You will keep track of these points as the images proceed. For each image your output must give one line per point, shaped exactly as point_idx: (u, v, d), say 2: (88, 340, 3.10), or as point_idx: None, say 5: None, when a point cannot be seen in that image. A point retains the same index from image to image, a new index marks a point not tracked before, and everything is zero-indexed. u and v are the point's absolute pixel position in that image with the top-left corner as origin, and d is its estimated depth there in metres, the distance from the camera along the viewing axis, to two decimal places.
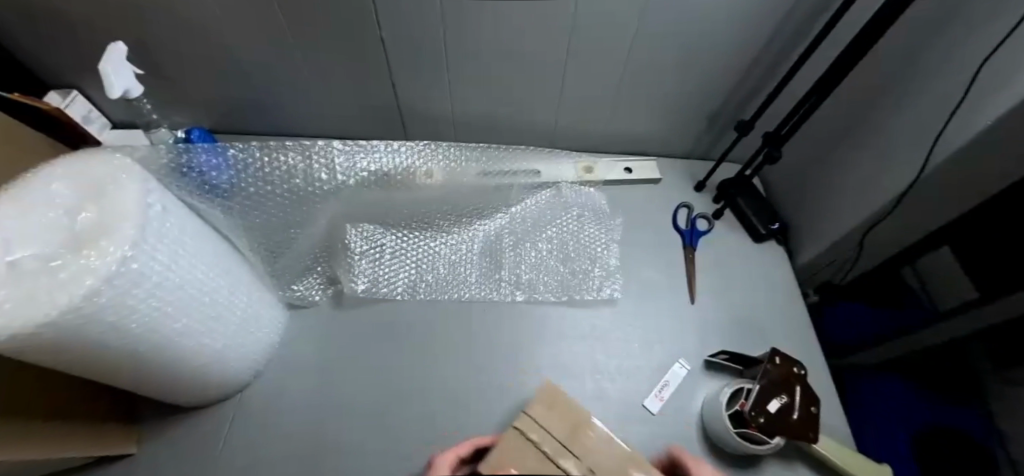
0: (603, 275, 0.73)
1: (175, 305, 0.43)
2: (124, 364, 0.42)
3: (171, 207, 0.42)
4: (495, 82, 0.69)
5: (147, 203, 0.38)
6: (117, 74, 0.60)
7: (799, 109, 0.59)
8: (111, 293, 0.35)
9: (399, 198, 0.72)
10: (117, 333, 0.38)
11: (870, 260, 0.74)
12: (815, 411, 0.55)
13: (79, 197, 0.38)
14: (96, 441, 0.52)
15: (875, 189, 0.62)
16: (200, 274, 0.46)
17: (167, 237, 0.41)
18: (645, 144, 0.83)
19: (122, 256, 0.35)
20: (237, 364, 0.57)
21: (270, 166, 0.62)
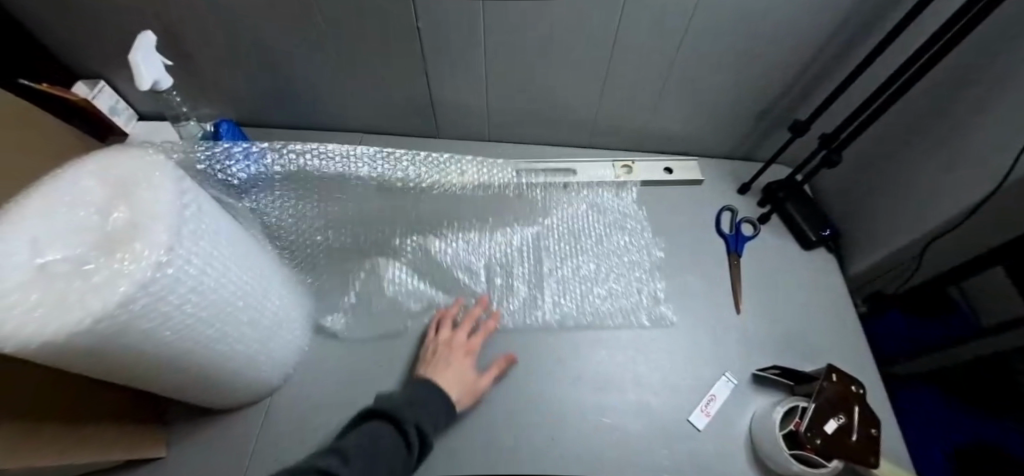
0: (650, 304, 0.68)
1: (207, 310, 0.41)
2: (152, 368, 0.40)
3: (206, 207, 0.40)
4: (533, 75, 0.65)
5: (181, 204, 0.36)
6: (147, 64, 0.57)
7: (867, 107, 0.55)
8: (145, 298, 0.33)
9: (431, 205, 0.71)
10: (151, 337, 0.36)
11: (929, 272, 0.69)
12: (876, 433, 0.51)
13: (110, 195, 0.36)
14: (127, 444, 0.52)
15: (950, 195, 0.57)
16: (233, 277, 0.44)
17: (202, 239, 0.38)
18: (687, 142, 0.78)
19: (158, 261, 0.33)
20: (266, 367, 0.55)
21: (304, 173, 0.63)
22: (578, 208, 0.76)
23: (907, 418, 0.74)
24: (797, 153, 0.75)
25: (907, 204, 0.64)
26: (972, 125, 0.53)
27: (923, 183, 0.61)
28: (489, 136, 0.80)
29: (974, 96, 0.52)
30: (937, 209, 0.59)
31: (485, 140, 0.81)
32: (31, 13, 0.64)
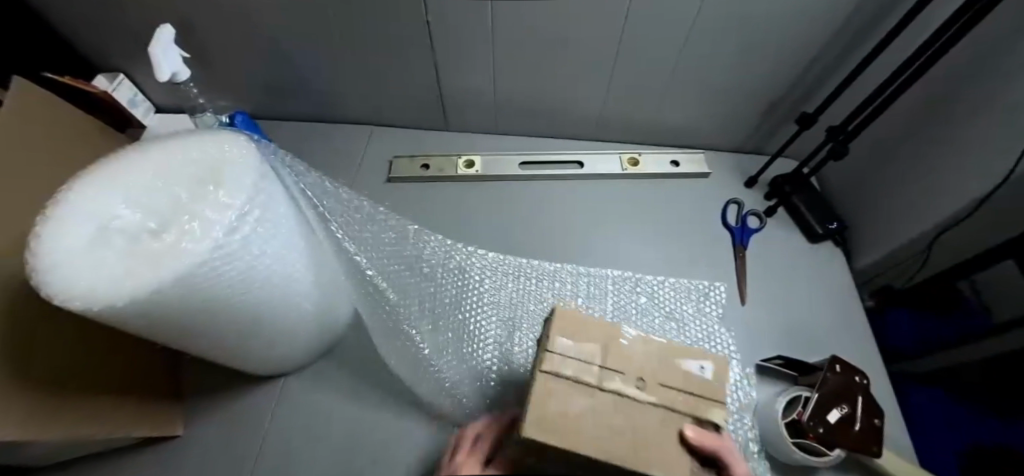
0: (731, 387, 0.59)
1: (266, 290, 0.43)
2: (206, 335, 0.42)
3: (268, 196, 0.40)
4: (541, 69, 0.66)
5: (251, 193, 0.38)
6: (165, 58, 0.59)
7: (874, 100, 0.55)
8: (200, 276, 0.34)
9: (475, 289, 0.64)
10: (206, 309, 0.38)
11: (934, 268, 0.68)
12: (879, 423, 0.52)
13: (184, 170, 0.38)
14: (148, 420, 0.55)
15: (958, 189, 0.57)
16: (295, 268, 0.46)
17: (269, 225, 0.40)
18: (694, 136, 0.78)
19: (219, 240, 0.35)
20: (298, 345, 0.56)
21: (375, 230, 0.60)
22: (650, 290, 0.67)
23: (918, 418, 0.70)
24: (805, 146, 0.75)
25: (914, 199, 0.64)
26: (980, 116, 0.53)
27: (930, 176, 0.61)
28: (497, 129, 0.81)
29: (980, 88, 0.52)
30: (945, 203, 0.59)
31: (493, 133, 0.81)
32: (54, 8, 0.66)
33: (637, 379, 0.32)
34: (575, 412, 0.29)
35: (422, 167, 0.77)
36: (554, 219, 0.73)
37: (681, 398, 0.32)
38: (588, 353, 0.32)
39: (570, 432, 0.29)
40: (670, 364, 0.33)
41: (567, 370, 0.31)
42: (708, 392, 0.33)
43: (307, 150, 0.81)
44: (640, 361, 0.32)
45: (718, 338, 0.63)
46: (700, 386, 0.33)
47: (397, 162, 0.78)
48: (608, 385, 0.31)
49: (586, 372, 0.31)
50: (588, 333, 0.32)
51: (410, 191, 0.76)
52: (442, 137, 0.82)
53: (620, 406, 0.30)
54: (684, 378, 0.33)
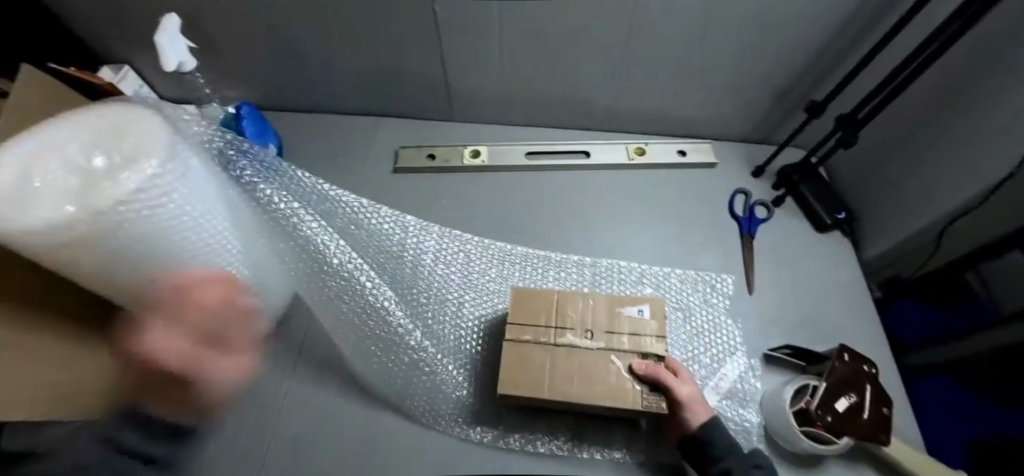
0: (739, 377, 0.60)
1: (185, 261, 0.43)
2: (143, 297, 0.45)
3: (193, 167, 0.42)
4: (547, 58, 0.65)
5: (164, 165, 0.38)
6: (172, 48, 0.59)
7: (886, 86, 0.54)
8: (109, 220, 0.36)
9: (461, 275, 0.67)
10: (131, 264, 0.40)
11: (941, 259, 0.68)
12: (887, 412, 0.52)
13: (103, 135, 0.39)
14: None
15: (970, 178, 0.56)
16: (226, 242, 0.47)
17: (191, 194, 0.41)
18: (702, 126, 0.78)
19: (111, 205, 0.35)
20: (242, 316, 0.54)
21: (331, 208, 0.66)
22: (659, 277, 0.68)
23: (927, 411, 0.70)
24: (813, 135, 0.74)
25: (923, 189, 0.64)
26: (993, 103, 0.52)
27: (940, 165, 0.60)
28: (504, 120, 0.80)
29: (994, 75, 0.51)
30: (955, 191, 0.59)
31: (499, 123, 0.81)
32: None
33: (586, 333, 0.50)
34: (542, 357, 0.48)
35: (428, 157, 0.77)
36: (559, 209, 0.73)
37: (623, 340, 0.50)
38: (540, 313, 0.51)
39: (534, 375, 0.48)
40: (614, 313, 0.51)
41: (521, 326, 0.50)
42: (643, 330, 0.50)
43: (312, 141, 0.80)
44: (584, 320, 0.51)
45: (723, 324, 0.64)
46: (637, 328, 0.50)
47: (403, 153, 0.78)
48: (561, 337, 0.49)
49: (537, 332, 0.50)
50: (543, 307, 0.52)
51: (415, 182, 0.76)
52: (447, 127, 0.81)
53: (570, 351, 0.49)
54: (624, 323, 0.51)
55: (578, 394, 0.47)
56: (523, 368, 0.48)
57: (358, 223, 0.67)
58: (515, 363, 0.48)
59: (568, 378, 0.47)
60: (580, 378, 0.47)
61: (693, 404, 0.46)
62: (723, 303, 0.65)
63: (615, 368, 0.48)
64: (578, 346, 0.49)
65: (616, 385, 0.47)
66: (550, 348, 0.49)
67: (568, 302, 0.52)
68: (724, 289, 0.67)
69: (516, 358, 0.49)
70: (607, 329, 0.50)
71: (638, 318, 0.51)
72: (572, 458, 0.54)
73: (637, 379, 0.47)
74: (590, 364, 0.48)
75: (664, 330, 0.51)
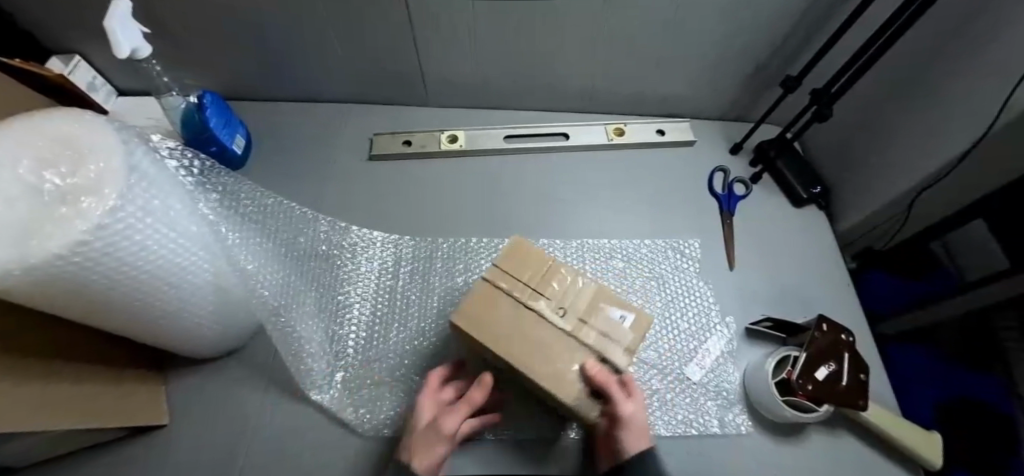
0: (723, 350, 0.61)
1: (150, 288, 0.40)
2: (108, 324, 0.41)
3: (155, 187, 0.39)
4: (522, 37, 0.63)
5: (121, 194, 0.35)
6: (123, 31, 0.54)
7: (859, 58, 0.54)
8: (73, 263, 0.32)
9: (437, 266, 0.65)
10: (96, 297, 0.37)
11: (912, 230, 0.69)
12: (864, 378, 0.53)
13: (56, 152, 0.35)
14: (144, 408, 0.51)
15: (935, 151, 0.57)
16: (197, 261, 0.44)
17: (148, 216, 0.38)
18: (680, 104, 0.77)
19: (59, 253, 0.31)
20: (216, 331, 0.51)
21: (282, 215, 0.63)
22: (640, 255, 0.68)
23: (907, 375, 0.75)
24: (788, 110, 0.74)
25: (886, 163, 0.65)
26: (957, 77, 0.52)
27: (911, 139, 0.60)
28: (481, 104, 0.79)
29: (960, 46, 0.50)
30: (923, 163, 0.59)
31: (475, 107, 0.79)
32: None
33: (559, 309, 0.47)
34: (506, 315, 0.46)
35: (404, 143, 0.75)
36: (540, 191, 0.73)
37: (591, 335, 0.47)
38: (524, 266, 0.49)
39: (488, 327, 0.45)
40: (595, 304, 0.49)
41: (502, 272, 0.48)
42: (615, 335, 0.47)
43: (282, 130, 0.77)
44: (564, 297, 0.48)
45: (703, 298, 0.64)
46: (606, 334, 0.47)
47: (377, 140, 0.75)
48: (533, 302, 0.47)
49: (513, 286, 0.48)
50: (533, 266, 0.49)
51: (391, 170, 0.74)
52: (423, 113, 0.79)
53: (535, 320, 0.46)
54: (601, 319, 0.48)
55: (525, 363, 0.45)
56: (480, 313, 0.46)
57: (311, 227, 0.65)
58: (476, 307, 0.46)
59: (525, 348, 0.45)
60: (532, 353, 0.45)
61: (631, 424, 0.47)
62: (704, 276, 0.66)
63: (570, 357, 0.46)
64: (547, 322, 0.46)
65: (558, 381, 0.44)
66: (516, 306, 0.47)
67: (549, 275, 0.49)
68: (704, 263, 0.67)
69: (478, 303, 0.46)
70: (582, 316, 0.48)
71: (615, 325, 0.48)
72: None
73: (585, 378, 0.45)
74: (544, 342, 0.46)
75: (634, 347, 0.48)
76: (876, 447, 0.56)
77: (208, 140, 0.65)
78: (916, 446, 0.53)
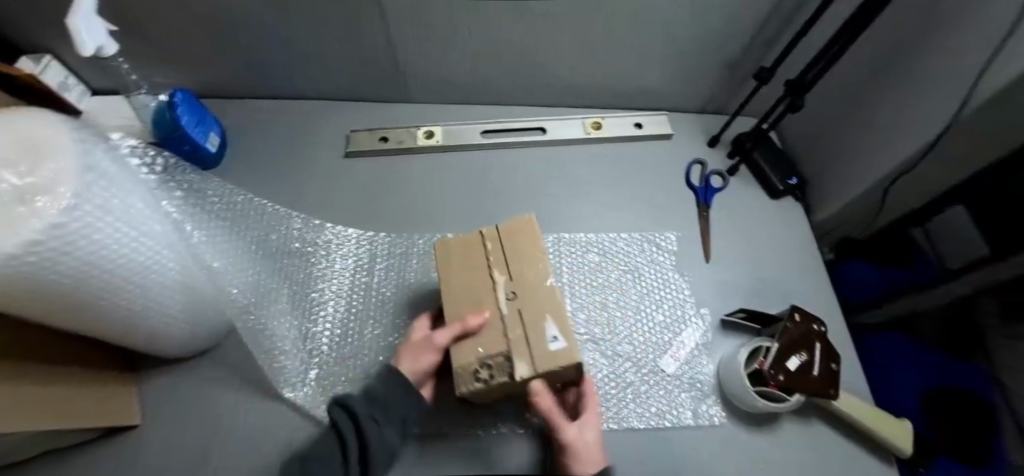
0: (697, 342, 0.61)
1: (114, 288, 0.40)
2: (78, 325, 0.41)
3: (114, 184, 0.38)
4: (495, 30, 0.63)
5: (77, 193, 0.34)
6: (88, 31, 0.53)
7: (829, 48, 0.53)
8: (28, 263, 0.31)
9: (412, 262, 0.65)
10: (61, 298, 0.36)
11: (886, 220, 0.71)
12: (835, 367, 0.53)
13: (10, 150, 0.34)
14: (113, 410, 0.50)
15: (906, 140, 0.57)
16: (162, 259, 0.44)
17: (109, 215, 0.37)
18: (657, 97, 0.77)
19: (12, 253, 0.30)
20: (187, 330, 0.51)
21: (252, 213, 0.63)
22: (616, 249, 0.68)
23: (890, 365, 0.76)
24: (765, 102, 0.74)
25: (859, 153, 0.65)
26: (925, 67, 0.52)
27: (884, 129, 0.60)
28: (459, 100, 0.78)
29: (930, 35, 0.50)
30: (894, 153, 0.59)
31: (452, 103, 0.79)
32: None
33: (511, 293, 0.47)
34: (472, 269, 0.49)
35: (381, 140, 0.75)
36: (517, 186, 0.72)
37: (518, 331, 0.44)
38: (522, 236, 0.50)
39: (456, 265, 0.49)
40: (541, 313, 0.45)
41: (495, 232, 0.51)
42: (536, 347, 0.43)
43: (256, 127, 0.77)
44: (527, 287, 0.47)
45: (678, 291, 0.64)
46: (530, 341, 0.44)
47: (354, 136, 0.75)
48: (496, 272, 0.48)
49: (496, 249, 0.49)
50: (531, 245, 0.49)
51: (367, 167, 0.73)
52: (400, 109, 0.79)
53: (488, 287, 0.48)
54: (536, 328, 0.44)
55: (454, 314, 0.47)
56: (457, 249, 0.50)
57: (283, 225, 0.65)
58: (458, 244, 0.51)
59: (465, 304, 0.47)
60: (464, 310, 0.47)
61: (581, 453, 0.43)
62: (680, 269, 0.66)
63: (491, 335, 0.45)
64: (492, 297, 0.47)
65: (461, 345, 0.45)
66: (483, 263, 0.49)
67: (530, 266, 0.48)
68: (679, 256, 0.67)
69: (462, 243, 0.51)
70: (523, 314, 0.45)
71: (543, 339, 0.43)
72: (535, 429, 0.55)
73: (484, 358, 0.44)
74: (477, 306, 0.47)
75: (542, 371, 0.42)
76: (849, 435, 0.57)
77: (184, 139, 0.65)
78: (891, 436, 0.54)
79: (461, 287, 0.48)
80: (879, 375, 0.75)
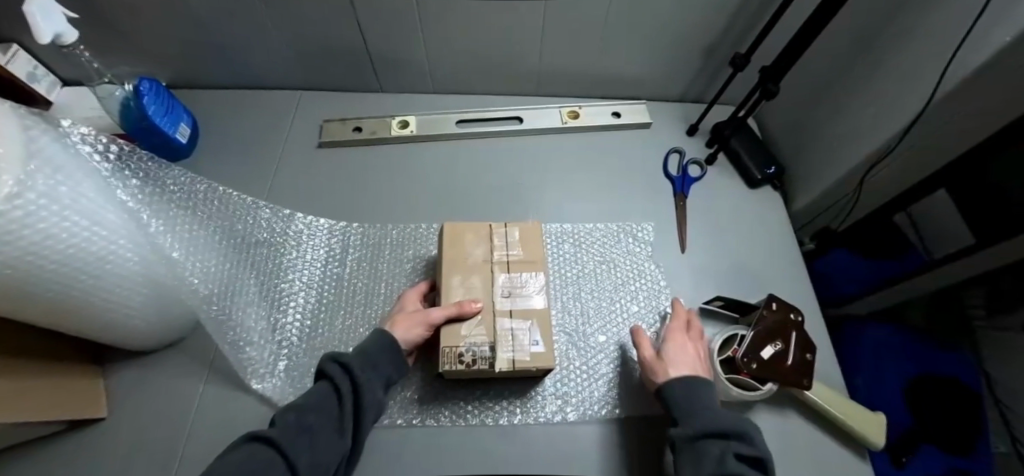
0: None
1: (65, 279, 0.39)
2: (38, 318, 0.41)
3: (62, 170, 0.37)
4: (464, 15, 0.61)
5: (20, 181, 0.33)
6: (44, 17, 0.52)
7: (802, 33, 0.52)
8: None
9: (385, 252, 0.64)
10: (9, 288, 0.35)
11: (864, 210, 0.70)
12: (811, 357, 0.52)
13: None
14: (73, 403, 0.49)
15: (880, 127, 0.56)
16: (118, 250, 0.43)
17: (57, 204, 0.36)
18: (635, 86, 0.76)
19: None
20: (150, 323, 0.50)
21: (220, 204, 0.62)
22: (593, 239, 0.67)
23: (876, 358, 0.75)
24: (743, 90, 0.73)
25: (834, 142, 0.65)
26: (898, 52, 0.52)
27: (856, 117, 0.60)
28: (435, 90, 0.77)
29: (903, 19, 0.50)
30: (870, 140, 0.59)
31: (428, 92, 0.78)
32: None
33: (504, 291, 0.50)
34: (475, 260, 0.52)
35: (355, 130, 0.74)
36: (493, 176, 0.71)
37: (503, 325, 0.48)
38: (523, 241, 0.54)
39: (461, 250, 0.52)
40: (529, 313, 0.49)
41: (503, 231, 0.54)
42: (517, 344, 0.47)
43: (228, 118, 0.75)
44: (521, 288, 0.50)
45: (654, 281, 0.64)
46: (514, 338, 0.47)
47: (328, 127, 0.74)
48: (498, 268, 0.51)
49: (503, 246, 0.53)
50: (536, 250, 0.53)
51: (341, 157, 0.72)
52: (376, 99, 0.78)
53: (486, 277, 0.51)
54: (521, 330, 0.48)
55: (453, 299, 0.49)
56: (462, 232, 0.54)
57: (251, 217, 0.64)
58: (465, 228, 0.54)
59: (465, 292, 0.50)
60: (458, 296, 0.50)
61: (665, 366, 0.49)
62: (657, 259, 0.65)
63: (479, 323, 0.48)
64: (490, 288, 0.50)
65: (453, 327, 0.47)
66: (484, 254, 0.52)
67: (526, 272, 0.52)
68: (655, 246, 0.67)
69: (468, 229, 0.54)
70: (512, 313, 0.48)
71: (525, 340, 0.47)
72: (507, 424, 0.52)
73: (469, 343, 0.47)
74: (474, 296, 0.50)
75: (519, 366, 0.46)
76: (822, 423, 0.57)
77: (153, 131, 0.64)
78: (864, 430, 0.53)
79: (461, 271, 0.51)
80: (865, 369, 0.75)
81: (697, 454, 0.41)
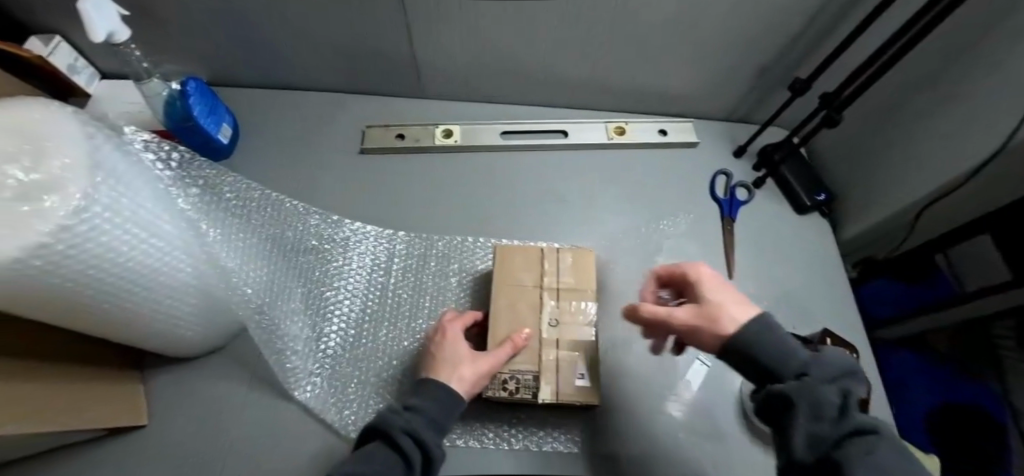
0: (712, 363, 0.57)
1: (119, 290, 0.38)
2: (93, 329, 0.40)
3: (126, 180, 0.36)
4: (473, 20, 0.59)
5: (87, 194, 0.32)
6: (98, 15, 0.51)
7: (873, 63, 0.51)
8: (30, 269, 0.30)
9: (432, 264, 0.63)
10: (69, 298, 0.35)
11: (918, 239, 0.68)
12: None
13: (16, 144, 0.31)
14: (103, 412, 0.47)
15: (945, 162, 0.55)
16: (173, 260, 0.42)
17: (119, 216, 0.35)
18: (683, 103, 0.75)
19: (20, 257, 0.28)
20: (195, 332, 0.50)
21: (271, 209, 0.61)
22: (638, 262, 0.66)
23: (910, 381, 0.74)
24: (796, 112, 0.72)
25: (894, 170, 0.63)
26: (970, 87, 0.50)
27: (921, 148, 0.58)
28: (477, 98, 0.76)
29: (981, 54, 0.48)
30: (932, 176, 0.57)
31: (466, 100, 0.77)
32: None
33: (552, 319, 0.49)
34: (526, 284, 0.51)
35: (397, 137, 0.73)
36: (531, 191, 0.70)
37: (553, 355, 0.47)
38: (577, 266, 0.53)
39: (512, 275, 0.51)
40: (579, 343, 0.48)
41: (556, 254, 0.53)
42: (565, 375, 0.46)
43: (270, 120, 0.75)
44: (573, 317, 0.50)
45: None
46: (559, 370, 0.47)
47: (370, 132, 0.73)
48: (548, 295, 0.50)
49: (556, 271, 0.52)
50: (590, 276, 0.52)
51: (384, 163, 0.71)
52: (418, 105, 0.77)
53: (537, 303, 0.50)
54: (569, 361, 0.47)
55: (499, 324, 0.49)
56: (514, 255, 0.53)
57: (301, 222, 0.63)
58: (516, 250, 0.54)
59: (514, 317, 0.49)
60: (506, 328, 0.48)
61: (714, 313, 0.36)
62: None
63: (527, 353, 0.47)
64: (540, 312, 0.49)
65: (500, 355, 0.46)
66: (537, 278, 0.52)
67: (580, 301, 0.51)
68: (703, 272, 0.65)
69: (517, 252, 0.53)
70: (559, 343, 0.48)
71: (570, 373, 0.47)
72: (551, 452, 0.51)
73: (515, 372, 0.46)
74: (522, 324, 0.49)
75: (562, 399, 0.45)
76: None
77: (194, 131, 0.63)
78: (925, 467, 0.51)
79: (513, 293, 0.51)
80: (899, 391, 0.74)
81: (812, 404, 0.28)
